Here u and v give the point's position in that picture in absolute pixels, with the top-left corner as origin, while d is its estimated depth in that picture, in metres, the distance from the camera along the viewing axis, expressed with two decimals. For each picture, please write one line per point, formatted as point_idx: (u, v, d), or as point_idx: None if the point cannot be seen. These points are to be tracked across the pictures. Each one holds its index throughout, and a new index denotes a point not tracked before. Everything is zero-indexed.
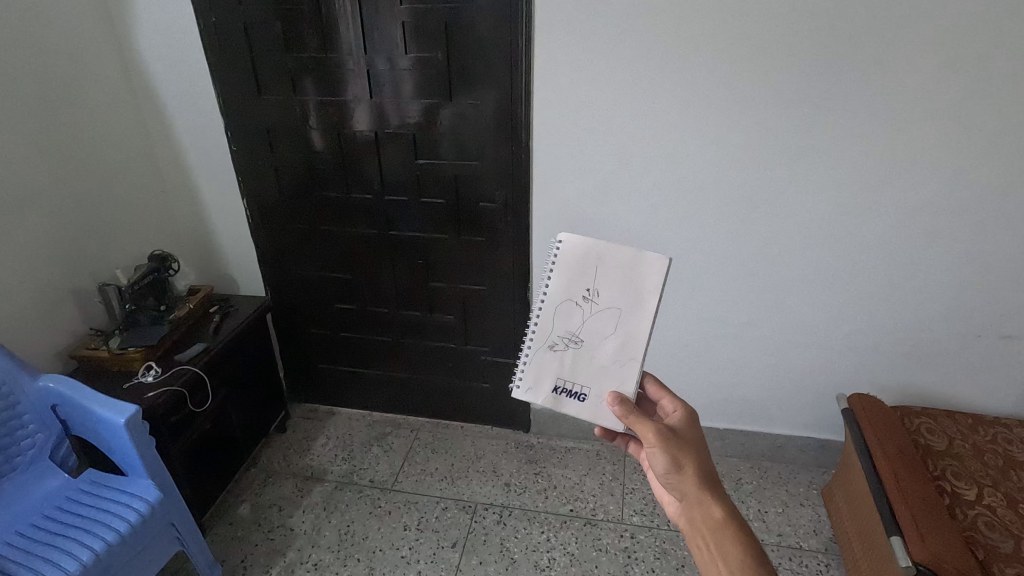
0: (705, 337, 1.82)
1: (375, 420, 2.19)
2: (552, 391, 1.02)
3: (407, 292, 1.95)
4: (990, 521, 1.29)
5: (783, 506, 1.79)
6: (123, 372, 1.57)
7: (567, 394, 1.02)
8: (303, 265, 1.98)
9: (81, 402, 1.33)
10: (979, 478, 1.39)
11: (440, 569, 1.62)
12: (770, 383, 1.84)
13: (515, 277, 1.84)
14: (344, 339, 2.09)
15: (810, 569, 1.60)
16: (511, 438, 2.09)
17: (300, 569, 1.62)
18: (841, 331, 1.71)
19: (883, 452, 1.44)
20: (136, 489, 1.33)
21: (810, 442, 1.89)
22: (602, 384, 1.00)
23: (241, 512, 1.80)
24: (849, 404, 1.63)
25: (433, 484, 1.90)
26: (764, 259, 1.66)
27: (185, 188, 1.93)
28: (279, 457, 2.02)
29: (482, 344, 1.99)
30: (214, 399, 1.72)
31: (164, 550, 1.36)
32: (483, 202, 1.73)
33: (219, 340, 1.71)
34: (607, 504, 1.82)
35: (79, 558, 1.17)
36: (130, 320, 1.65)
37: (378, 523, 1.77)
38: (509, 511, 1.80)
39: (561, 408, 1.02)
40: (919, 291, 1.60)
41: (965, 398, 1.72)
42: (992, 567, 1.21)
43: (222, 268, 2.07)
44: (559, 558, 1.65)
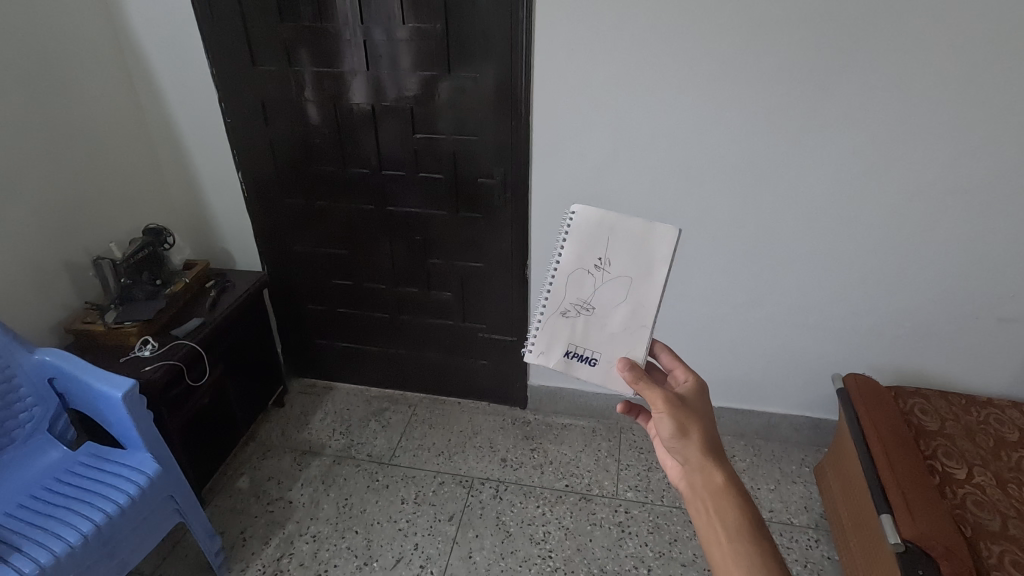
0: (703, 317, 1.82)
1: (373, 396, 2.20)
2: (562, 356, 1.02)
3: (405, 268, 1.94)
4: (978, 500, 1.32)
5: (776, 483, 1.81)
6: (119, 347, 1.57)
7: (577, 358, 1.02)
8: (300, 240, 1.96)
9: (79, 376, 1.33)
10: (969, 458, 1.42)
11: (437, 541, 1.65)
12: (767, 363, 1.85)
13: (514, 255, 1.83)
14: (342, 315, 2.09)
15: (800, 544, 1.63)
16: (508, 414, 2.10)
17: (299, 540, 1.65)
18: (840, 313, 1.71)
19: (877, 432, 1.45)
20: (134, 462, 1.34)
21: (804, 422, 1.90)
22: (614, 350, 1.00)
23: (240, 485, 1.82)
24: (845, 384, 1.64)
25: (429, 459, 1.92)
26: (764, 239, 1.65)
27: (179, 161, 1.90)
28: (277, 431, 2.03)
29: (480, 322, 1.99)
30: (212, 374, 1.72)
31: (164, 521, 1.38)
32: (481, 177, 1.70)
33: (215, 316, 1.70)
34: (602, 479, 1.84)
35: (80, 530, 1.19)
36: (125, 294, 1.63)
37: (376, 496, 1.79)
38: (505, 485, 1.82)
39: (571, 372, 1.02)
40: (918, 274, 1.60)
41: (960, 379, 1.72)
42: (978, 544, 1.23)
43: (218, 243, 2.05)
44: (554, 532, 1.67)
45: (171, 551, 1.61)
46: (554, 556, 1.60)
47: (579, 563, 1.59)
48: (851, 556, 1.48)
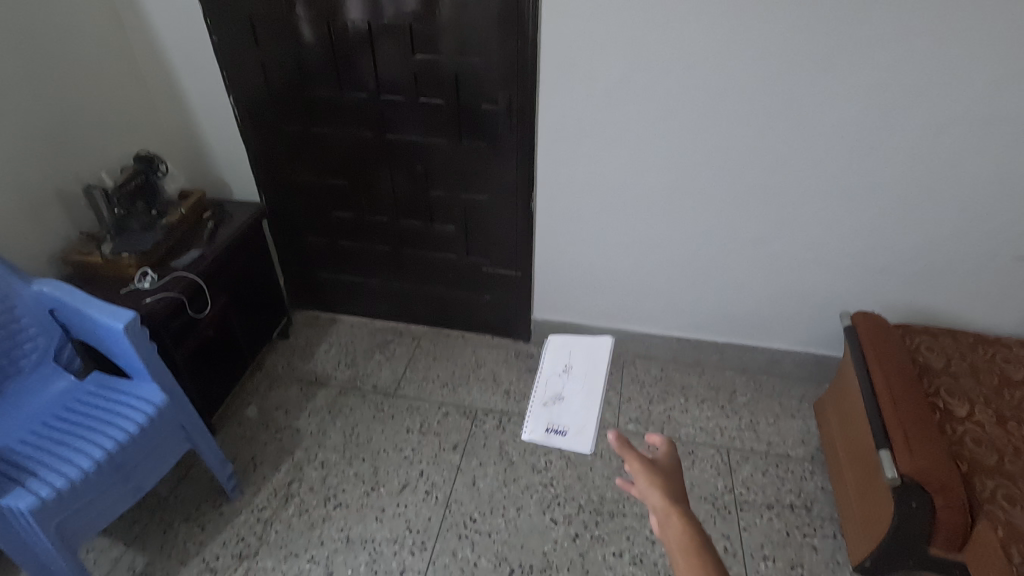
0: (712, 253, 1.77)
1: (377, 329, 2.21)
2: None
3: (406, 200, 1.88)
4: (977, 437, 1.33)
5: (775, 417, 1.84)
6: (119, 279, 1.54)
7: None
8: (298, 169, 1.89)
9: (80, 308, 1.32)
10: (971, 396, 1.42)
11: (442, 469, 1.69)
12: (774, 300, 1.82)
13: (518, 187, 1.76)
14: (344, 248, 2.06)
15: (795, 476, 1.67)
16: (511, 348, 2.11)
17: (308, 466, 1.70)
18: (853, 250, 1.66)
19: (882, 369, 1.44)
20: (142, 392, 1.36)
21: (807, 358, 1.90)
22: None
23: (248, 413, 1.86)
24: (853, 322, 1.62)
25: (434, 390, 1.95)
26: (781, 171, 1.58)
27: (167, 84, 1.80)
28: (283, 362, 2.06)
29: (484, 256, 1.95)
30: (215, 306, 1.71)
31: (176, 449, 1.41)
32: (485, 103, 1.61)
33: (214, 248, 1.67)
34: (603, 412, 1.87)
35: (93, 457, 1.21)
36: (120, 225, 1.59)
37: (382, 426, 1.83)
38: (508, 417, 1.85)
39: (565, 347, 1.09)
40: (939, 209, 1.54)
41: (969, 318, 1.70)
42: (973, 479, 1.25)
43: (214, 172, 1.98)
44: (556, 461, 1.72)
45: (186, 475, 1.67)
46: (555, 483, 1.65)
47: (579, 490, 1.64)
48: (845, 487, 1.51)
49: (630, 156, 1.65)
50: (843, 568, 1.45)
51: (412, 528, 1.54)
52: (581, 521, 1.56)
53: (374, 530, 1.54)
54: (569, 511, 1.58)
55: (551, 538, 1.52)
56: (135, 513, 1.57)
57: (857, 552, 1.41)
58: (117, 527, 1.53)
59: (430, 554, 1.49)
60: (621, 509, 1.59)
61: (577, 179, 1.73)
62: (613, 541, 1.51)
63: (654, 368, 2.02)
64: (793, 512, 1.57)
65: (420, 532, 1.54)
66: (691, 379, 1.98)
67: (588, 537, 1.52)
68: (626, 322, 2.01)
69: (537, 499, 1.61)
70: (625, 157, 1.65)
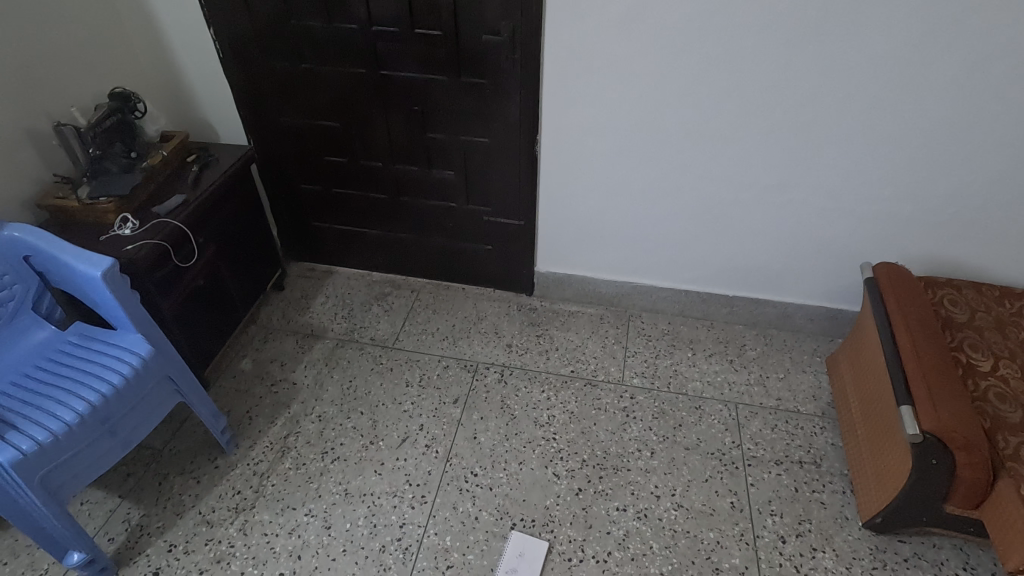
0: (727, 201, 1.67)
1: (374, 281, 2.13)
2: None
3: (402, 143, 1.77)
4: (1000, 393, 1.26)
5: (785, 372, 1.78)
6: (98, 225, 1.47)
7: None
8: (285, 109, 1.77)
9: (54, 254, 1.24)
10: (997, 351, 1.35)
11: (442, 423, 1.65)
12: (790, 251, 1.73)
13: (522, 128, 1.65)
14: (337, 196, 1.96)
15: (805, 431, 1.62)
16: (513, 301, 2.04)
17: (305, 420, 1.66)
18: (878, 197, 1.56)
19: (905, 322, 1.36)
20: (126, 343, 1.29)
21: (820, 312, 1.83)
22: None
23: (243, 366, 1.81)
24: (874, 274, 1.54)
25: (434, 344, 1.89)
26: (806, 110, 1.46)
27: (141, 14, 1.66)
28: (278, 315, 1.99)
29: (485, 204, 1.85)
30: (203, 255, 1.63)
31: (165, 401, 1.36)
32: (486, 34, 1.48)
33: (199, 193, 1.57)
34: (608, 366, 1.81)
35: (75, 410, 1.16)
36: (96, 167, 1.49)
37: (380, 379, 1.78)
38: (510, 370, 1.80)
39: None
40: (974, 152, 1.43)
41: (997, 271, 1.61)
42: (995, 436, 1.20)
43: (197, 112, 1.86)
44: (559, 416, 1.67)
45: (180, 428, 1.63)
46: (557, 438, 1.61)
47: (582, 444, 1.60)
48: (857, 443, 1.47)
49: (643, 93, 1.53)
50: (851, 524, 1.42)
51: (412, 482, 1.51)
52: (584, 476, 1.52)
53: (373, 483, 1.51)
54: (572, 465, 1.55)
55: (553, 492, 1.49)
56: (129, 465, 1.54)
57: (868, 509, 1.37)
58: (111, 480, 1.51)
59: (430, 507, 1.46)
60: (625, 464, 1.55)
61: (585, 120, 1.61)
62: (617, 496, 1.48)
63: (661, 322, 1.96)
64: (802, 467, 1.53)
65: (420, 485, 1.50)
66: (699, 333, 1.91)
67: (591, 491, 1.49)
68: (633, 275, 1.93)
69: (539, 454, 1.58)
70: (638, 94, 1.53)
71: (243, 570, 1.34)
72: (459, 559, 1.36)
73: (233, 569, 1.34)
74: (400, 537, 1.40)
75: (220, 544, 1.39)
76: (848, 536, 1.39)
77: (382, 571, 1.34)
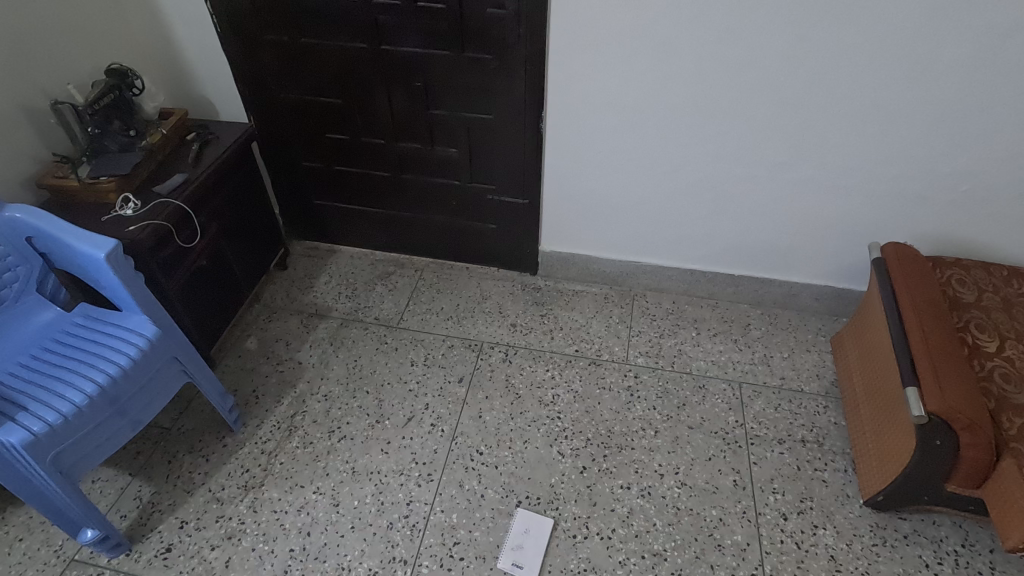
0: (735, 179, 1.65)
1: (378, 260, 2.13)
2: None
3: (405, 120, 1.74)
4: (1006, 373, 1.26)
5: (790, 351, 1.78)
6: (100, 205, 1.46)
7: None
8: (285, 84, 1.73)
9: (56, 235, 1.23)
10: (1003, 331, 1.34)
11: (448, 402, 1.66)
12: (797, 230, 1.72)
13: (527, 104, 1.62)
14: (339, 173, 1.94)
15: (808, 410, 1.63)
16: (517, 280, 2.04)
17: (311, 398, 1.67)
18: (889, 175, 1.54)
19: (912, 301, 1.35)
20: (131, 324, 1.29)
21: (826, 291, 1.82)
22: None
23: (249, 345, 1.82)
24: (882, 254, 1.52)
25: (439, 323, 1.89)
26: (819, 85, 1.43)
27: None
28: (281, 294, 1.99)
29: (489, 182, 1.83)
30: (205, 235, 1.62)
31: (172, 381, 1.36)
32: (491, 8, 1.44)
33: (200, 172, 1.55)
34: (612, 345, 1.82)
35: (84, 391, 1.17)
36: (96, 146, 1.48)
37: (386, 358, 1.78)
38: (515, 350, 1.80)
39: None
40: (989, 128, 1.40)
41: (1005, 251, 1.60)
42: (999, 416, 1.20)
43: (196, 89, 1.82)
44: (563, 395, 1.68)
45: (188, 407, 1.65)
46: (562, 417, 1.63)
47: (587, 423, 1.61)
48: (861, 421, 1.48)
49: (652, 68, 1.49)
50: (853, 502, 1.43)
51: (419, 460, 1.53)
52: (588, 454, 1.54)
53: (380, 462, 1.52)
54: (577, 444, 1.56)
55: (558, 470, 1.51)
56: (139, 444, 1.56)
57: (870, 486, 1.39)
58: (121, 458, 1.52)
59: (437, 485, 1.48)
60: (629, 442, 1.56)
61: (591, 95, 1.58)
62: (622, 474, 1.49)
63: (666, 301, 1.95)
64: (805, 446, 1.54)
65: (427, 464, 1.52)
66: (704, 313, 1.91)
67: (596, 469, 1.51)
68: (639, 254, 1.91)
69: (544, 433, 1.59)
70: (645, 69, 1.49)
71: (254, 546, 1.37)
72: (466, 535, 1.39)
73: (244, 545, 1.37)
74: (407, 515, 1.42)
75: (230, 520, 1.41)
76: (849, 514, 1.41)
77: (390, 547, 1.37)
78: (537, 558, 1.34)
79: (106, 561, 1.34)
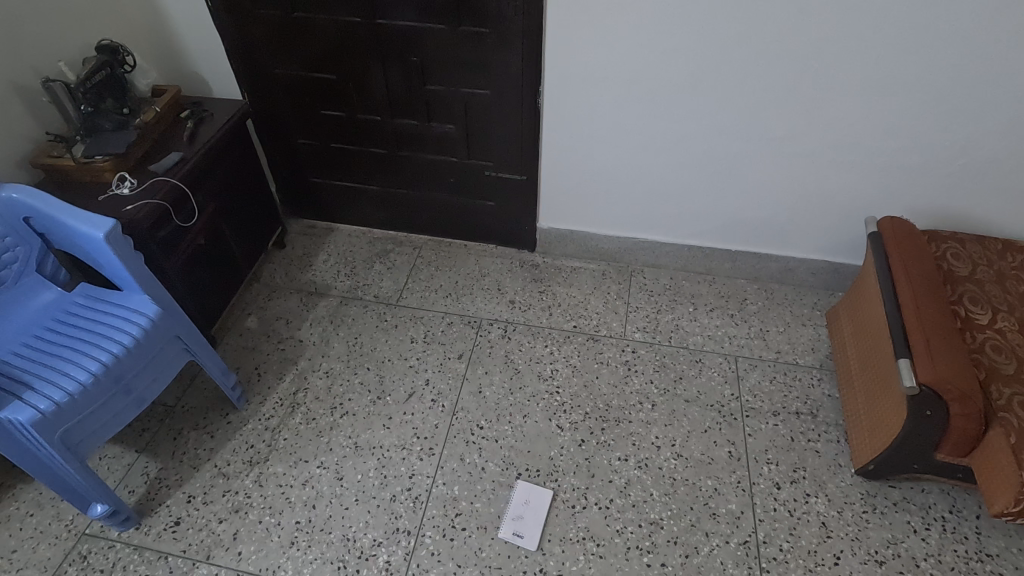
0: (733, 154, 1.65)
1: (376, 238, 2.12)
2: None
3: (401, 96, 1.72)
4: (997, 344, 1.29)
5: (785, 326, 1.80)
6: (96, 184, 1.45)
7: None
8: (278, 60, 1.71)
9: (54, 216, 1.23)
10: (996, 303, 1.36)
11: (448, 377, 1.69)
12: (795, 205, 1.72)
13: (524, 78, 1.60)
14: (336, 151, 1.92)
15: (802, 383, 1.66)
16: (516, 257, 2.04)
17: (313, 375, 1.69)
18: (887, 149, 1.53)
19: (907, 274, 1.37)
20: (133, 304, 1.30)
21: (822, 266, 1.84)
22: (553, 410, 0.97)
23: (249, 324, 1.83)
24: (878, 228, 1.53)
25: (438, 301, 1.90)
26: (819, 57, 1.41)
27: None
28: (281, 272, 1.99)
29: (487, 158, 1.83)
30: (203, 213, 1.61)
31: (175, 360, 1.38)
32: None
33: (196, 150, 1.54)
34: (610, 321, 1.83)
35: (88, 369, 1.18)
36: (90, 124, 1.45)
37: (386, 335, 1.80)
38: (514, 326, 1.82)
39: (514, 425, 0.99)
40: (989, 100, 1.39)
41: (1001, 225, 1.61)
42: (989, 386, 1.23)
43: (189, 64, 1.80)
44: (562, 369, 1.71)
45: (190, 385, 1.67)
46: (561, 391, 1.65)
47: (585, 398, 1.63)
48: (854, 393, 1.50)
49: (649, 41, 1.47)
50: (844, 471, 1.47)
51: (420, 435, 1.56)
52: (587, 428, 1.57)
53: (382, 437, 1.55)
54: (576, 418, 1.59)
55: (557, 444, 1.54)
56: (144, 422, 1.58)
57: (862, 456, 1.42)
58: (127, 435, 1.55)
59: (439, 459, 1.51)
60: (627, 416, 1.59)
61: (588, 69, 1.56)
62: (619, 447, 1.53)
63: (663, 277, 1.96)
64: (799, 418, 1.58)
65: (428, 438, 1.55)
66: (701, 288, 1.92)
67: (594, 442, 1.54)
68: (637, 230, 1.92)
69: (543, 407, 1.61)
70: (643, 42, 1.47)
71: (260, 519, 1.40)
72: (468, 506, 1.42)
73: (251, 518, 1.40)
74: (410, 487, 1.46)
75: (237, 494, 1.44)
76: (841, 482, 1.45)
77: (394, 519, 1.40)
78: (538, 527, 1.38)
79: (116, 535, 1.37)
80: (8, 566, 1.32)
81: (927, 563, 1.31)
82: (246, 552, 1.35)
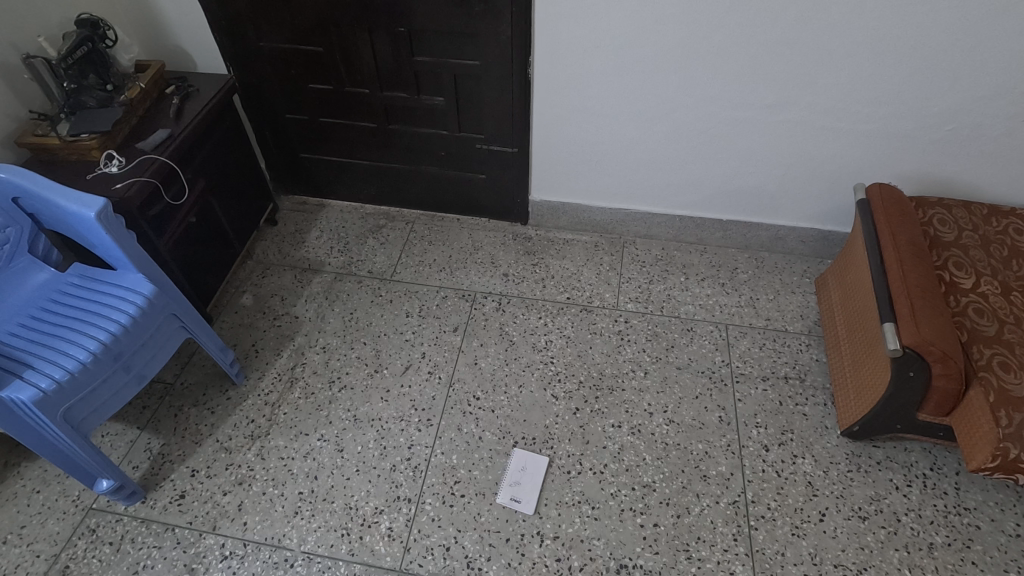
0: (724, 122, 1.64)
1: (368, 213, 2.12)
2: None
3: (389, 68, 1.70)
4: (979, 308, 1.32)
5: (775, 293, 1.83)
6: (83, 162, 1.44)
7: None
8: (263, 33, 1.68)
9: (44, 196, 1.22)
10: (979, 269, 1.39)
11: (444, 350, 1.71)
12: (786, 173, 1.73)
13: (513, 48, 1.58)
14: (325, 125, 1.90)
15: (791, 349, 1.69)
16: (508, 230, 2.05)
17: (310, 351, 1.71)
18: (875, 115, 1.54)
19: (894, 241, 1.39)
20: (129, 283, 1.31)
21: (812, 234, 1.86)
22: None
23: (244, 301, 1.84)
24: (867, 195, 1.55)
25: (432, 275, 1.91)
26: (809, 23, 1.40)
27: None
28: (274, 250, 1.99)
29: (477, 129, 1.82)
30: (193, 191, 1.60)
31: (173, 337, 1.39)
32: None
33: (183, 127, 1.53)
34: (603, 291, 1.86)
35: (87, 348, 1.19)
36: (74, 101, 1.43)
37: (381, 310, 1.81)
38: (508, 299, 1.84)
39: None
40: (980, 64, 1.39)
41: (988, 190, 1.63)
42: (970, 348, 1.26)
43: (171, 38, 1.76)
44: (556, 340, 1.73)
45: (188, 362, 1.68)
46: (555, 361, 1.68)
47: (579, 367, 1.66)
48: (840, 357, 1.54)
49: (640, 8, 1.45)
50: (831, 433, 1.52)
51: (417, 407, 1.58)
52: (581, 396, 1.60)
53: (380, 409, 1.58)
54: (570, 387, 1.62)
55: (552, 412, 1.57)
56: (144, 399, 1.60)
57: (847, 418, 1.46)
58: (128, 413, 1.57)
59: (437, 429, 1.54)
60: (620, 383, 1.63)
61: (578, 38, 1.54)
62: (613, 414, 1.56)
63: (655, 247, 1.98)
64: (787, 383, 1.62)
65: (425, 410, 1.58)
66: (692, 258, 1.94)
67: (588, 410, 1.57)
68: (628, 201, 1.93)
69: (538, 376, 1.65)
70: (633, 9, 1.45)
71: (264, 490, 1.43)
72: (465, 474, 1.46)
73: (255, 489, 1.43)
74: (409, 457, 1.49)
75: (240, 468, 1.47)
76: (826, 444, 1.50)
77: (395, 487, 1.44)
78: (535, 492, 1.42)
79: (123, 509, 1.40)
80: (17, 541, 1.35)
81: (908, 518, 1.36)
82: (251, 522, 1.38)
